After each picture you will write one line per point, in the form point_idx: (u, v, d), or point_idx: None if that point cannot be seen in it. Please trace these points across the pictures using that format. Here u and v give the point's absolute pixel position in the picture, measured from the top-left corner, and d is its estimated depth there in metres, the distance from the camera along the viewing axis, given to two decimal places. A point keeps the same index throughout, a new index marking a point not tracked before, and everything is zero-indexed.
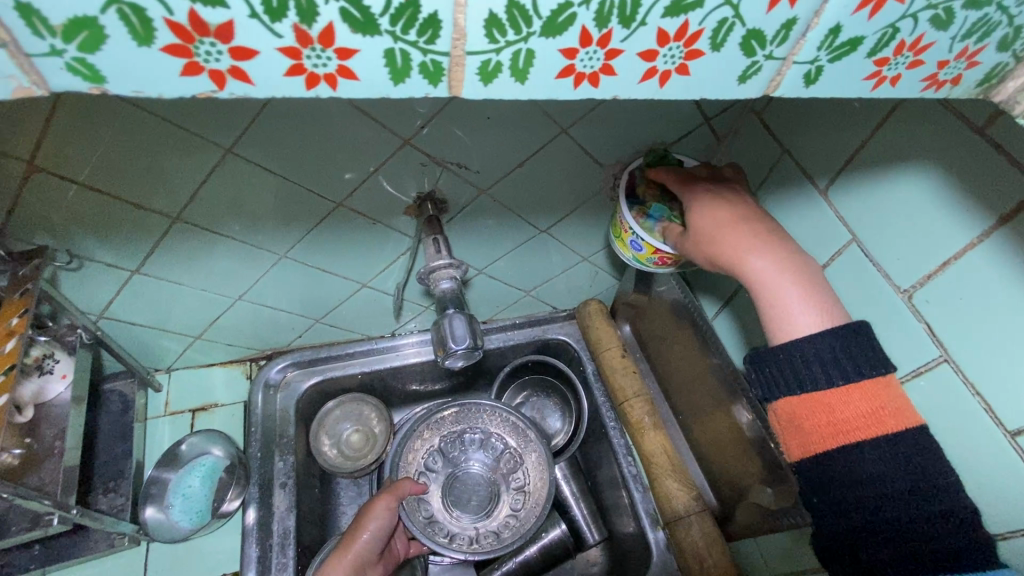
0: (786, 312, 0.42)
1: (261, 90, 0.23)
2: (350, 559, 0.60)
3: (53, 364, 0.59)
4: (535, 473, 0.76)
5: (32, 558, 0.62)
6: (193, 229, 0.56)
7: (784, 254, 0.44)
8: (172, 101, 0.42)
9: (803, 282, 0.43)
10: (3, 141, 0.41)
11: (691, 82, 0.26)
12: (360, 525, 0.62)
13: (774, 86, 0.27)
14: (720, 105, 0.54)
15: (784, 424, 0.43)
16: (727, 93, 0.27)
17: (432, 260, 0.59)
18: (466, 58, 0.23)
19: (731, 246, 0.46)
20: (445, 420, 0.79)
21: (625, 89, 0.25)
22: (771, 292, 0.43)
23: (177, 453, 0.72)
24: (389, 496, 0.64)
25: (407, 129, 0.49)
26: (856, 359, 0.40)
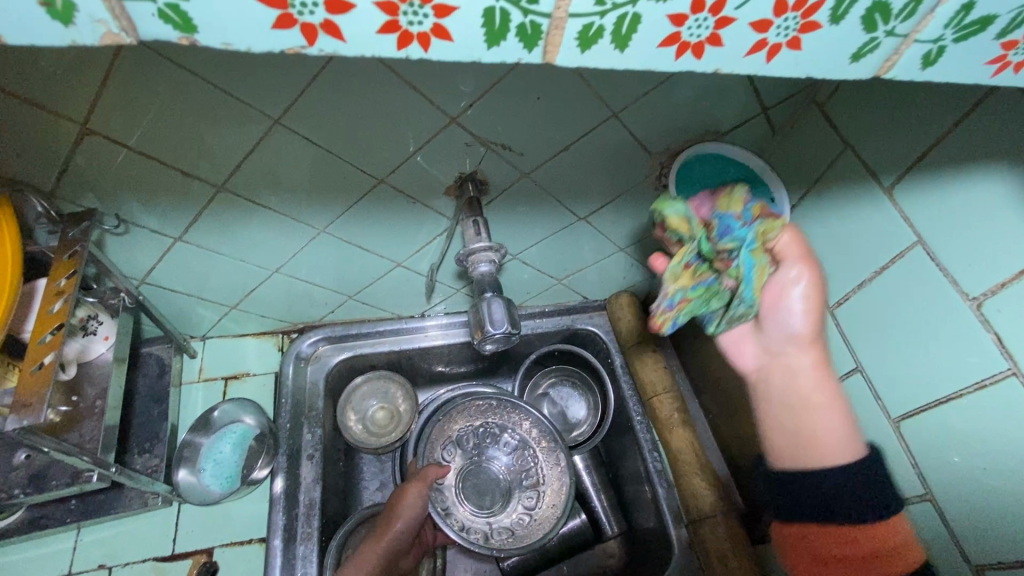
0: (821, 432, 0.47)
1: (352, 47, 0.23)
2: (382, 546, 0.61)
3: (96, 326, 0.59)
4: (554, 474, 0.75)
5: (70, 511, 0.64)
6: (236, 199, 0.56)
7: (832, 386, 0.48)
8: (225, 67, 0.41)
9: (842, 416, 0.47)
10: (61, 100, 0.42)
11: (799, 58, 0.24)
12: (394, 513, 0.63)
13: (888, 66, 0.25)
14: (779, 96, 0.53)
15: (790, 541, 0.49)
16: (835, 71, 0.25)
17: (471, 242, 0.58)
18: (568, 21, 0.22)
19: (807, 311, 0.46)
20: (467, 412, 0.78)
21: (727, 62, 0.24)
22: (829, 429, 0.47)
23: (209, 419, 0.73)
24: (420, 483, 0.65)
25: (454, 107, 0.49)
26: (872, 495, 0.45)
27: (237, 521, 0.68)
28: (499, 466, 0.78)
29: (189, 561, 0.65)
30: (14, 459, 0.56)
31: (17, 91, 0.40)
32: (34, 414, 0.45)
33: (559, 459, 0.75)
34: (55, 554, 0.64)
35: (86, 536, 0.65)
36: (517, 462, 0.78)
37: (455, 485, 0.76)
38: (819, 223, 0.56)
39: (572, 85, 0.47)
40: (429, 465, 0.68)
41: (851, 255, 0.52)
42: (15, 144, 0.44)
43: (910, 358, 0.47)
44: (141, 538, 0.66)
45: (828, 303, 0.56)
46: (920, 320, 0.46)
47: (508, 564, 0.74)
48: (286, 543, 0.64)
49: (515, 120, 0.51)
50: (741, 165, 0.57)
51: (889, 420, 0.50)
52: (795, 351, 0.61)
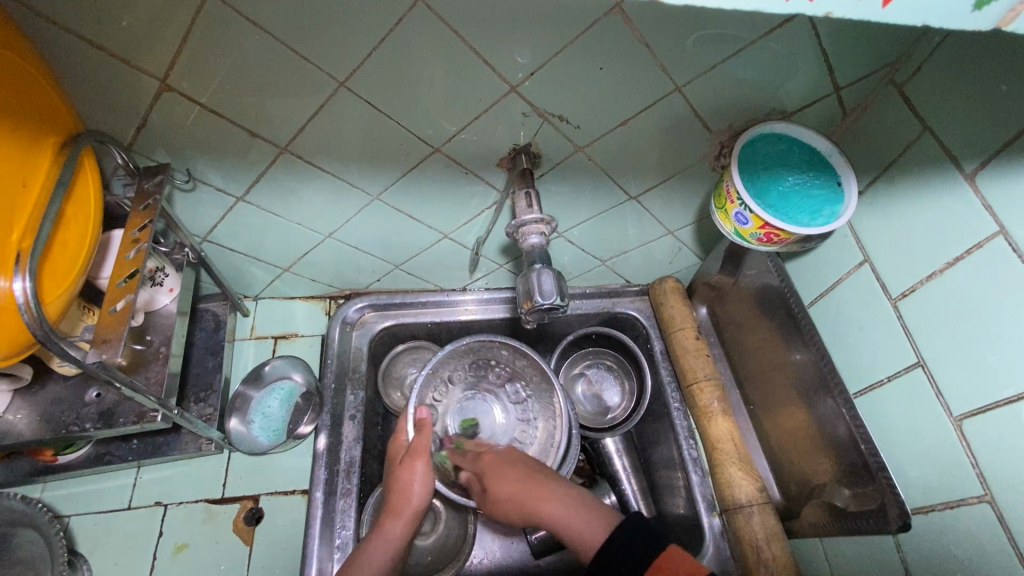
0: (571, 519, 0.54)
1: None
2: (404, 522, 0.59)
3: (164, 277, 0.63)
4: (546, 414, 0.72)
5: (131, 451, 0.68)
6: (297, 161, 0.57)
7: (557, 489, 0.57)
8: (297, 25, 0.42)
9: (557, 496, 0.56)
10: (143, 55, 0.44)
11: (922, 4, 0.21)
12: (407, 491, 0.60)
13: (1012, 19, 0.22)
14: (854, 76, 0.51)
15: None
16: (952, 21, 0.22)
17: (523, 214, 0.59)
18: None
19: (512, 468, 0.59)
20: (459, 354, 0.74)
21: (841, 4, 0.22)
22: (568, 513, 0.54)
23: (261, 372, 0.76)
24: (423, 458, 0.62)
25: (513, 76, 0.48)
26: (641, 545, 0.48)
27: (283, 472, 0.71)
28: (501, 404, 0.77)
29: (237, 505, 0.69)
30: (85, 396, 0.60)
31: (103, 44, 0.42)
32: (111, 350, 0.49)
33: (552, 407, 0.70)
34: (117, 488, 0.68)
35: (146, 474, 0.69)
36: (518, 401, 0.76)
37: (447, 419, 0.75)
38: (888, 211, 0.54)
39: (637, 55, 0.47)
40: (418, 432, 0.63)
41: (922, 246, 0.50)
42: (100, 95, 0.47)
43: (982, 354, 0.45)
44: (194, 480, 0.70)
45: (891, 294, 0.53)
46: (997, 312, 0.44)
47: (534, 537, 0.72)
48: (327, 496, 0.66)
49: (574, 92, 0.50)
50: (807, 146, 0.55)
51: (950, 417, 0.48)
52: (851, 344, 0.59)
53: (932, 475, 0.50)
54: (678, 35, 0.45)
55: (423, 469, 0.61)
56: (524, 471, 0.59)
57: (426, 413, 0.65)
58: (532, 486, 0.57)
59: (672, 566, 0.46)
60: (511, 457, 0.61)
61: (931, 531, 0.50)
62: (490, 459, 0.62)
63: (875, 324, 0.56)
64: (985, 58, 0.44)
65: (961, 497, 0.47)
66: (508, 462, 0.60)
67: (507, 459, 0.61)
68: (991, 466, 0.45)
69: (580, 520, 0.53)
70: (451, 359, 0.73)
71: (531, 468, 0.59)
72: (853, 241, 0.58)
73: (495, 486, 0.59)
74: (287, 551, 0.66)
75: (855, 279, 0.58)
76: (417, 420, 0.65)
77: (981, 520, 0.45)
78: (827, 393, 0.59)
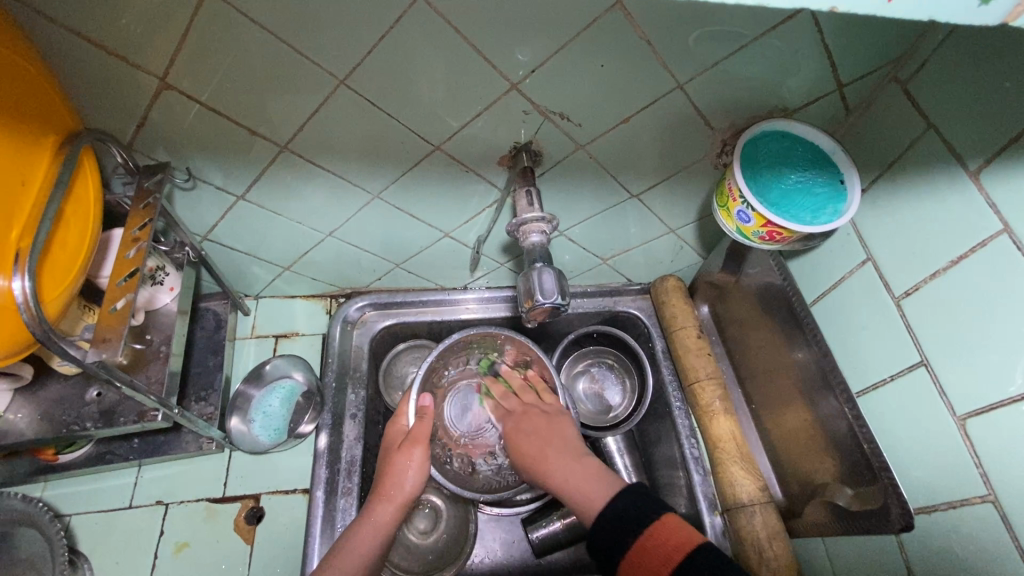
0: (579, 486, 0.54)
1: None
2: (395, 506, 0.59)
3: (164, 277, 0.63)
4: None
5: (132, 450, 0.68)
6: (297, 160, 0.57)
7: (576, 455, 0.57)
8: (297, 22, 0.42)
9: (574, 463, 0.56)
10: (141, 52, 0.43)
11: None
12: (401, 478, 0.61)
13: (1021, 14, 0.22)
14: (857, 73, 0.51)
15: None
16: (958, 16, 0.22)
17: (523, 213, 0.59)
18: None
19: (544, 433, 0.60)
20: (458, 347, 0.73)
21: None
22: (576, 481, 0.54)
23: (262, 372, 0.76)
24: (421, 445, 0.62)
25: (514, 74, 0.48)
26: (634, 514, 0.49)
27: (284, 471, 0.71)
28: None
29: (238, 504, 0.69)
30: (86, 396, 0.60)
31: (101, 41, 0.42)
32: (111, 350, 0.49)
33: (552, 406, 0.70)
34: (119, 488, 0.68)
35: (147, 473, 0.69)
36: None
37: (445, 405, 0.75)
38: (891, 209, 0.53)
39: (638, 52, 0.46)
40: (419, 420, 0.64)
41: (925, 245, 0.50)
42: (99, 93, 0.46)
43: (987, 354, 0.45)
44: (196, 479, 0.70)
45: (894, 293, 0.53)
46: (1000, 311, 0.44)
47: (536, 537, 0.72)
48: (328, 495, 0.66)
49: (576, 90, 0.50)
50: (810, 144, 0.55)
51: (954, 417, 0.47)
52: (853, 343, 0.58)
53: (935, 475, 0.50)
54: (680, 32, 0.45)
55: (421, 456, 0.62)
56: (550, 437, 0.60)
57: (428, 401, 0.67)
58: (549, 449, 0.58)
59: (665, 534, 0.47)
60: (541, 420, 0.63)
61: (934, 531, 0.49)
62: (523, 419, 0.64)
63: (877, 323, 0.55)
64: (989, 54, 0.43)
65: (965, 498, 0.46)
66: (537, 425, 0.62)
67: (544, 422, 0.62)
68: (995, 466, 0.44)
69: (586, 487, 0.54)
70: (451, 351, 0.73)
71: (560, 435, 0.60)
72: (855, 239, 0.57)
73: (525, 441, 0.61)
74: (288, 550, 0.66)
75: (858, 278, 0.57)
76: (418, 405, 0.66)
77: (984, 520, 0.45)
78: (829, 392, 0.58)
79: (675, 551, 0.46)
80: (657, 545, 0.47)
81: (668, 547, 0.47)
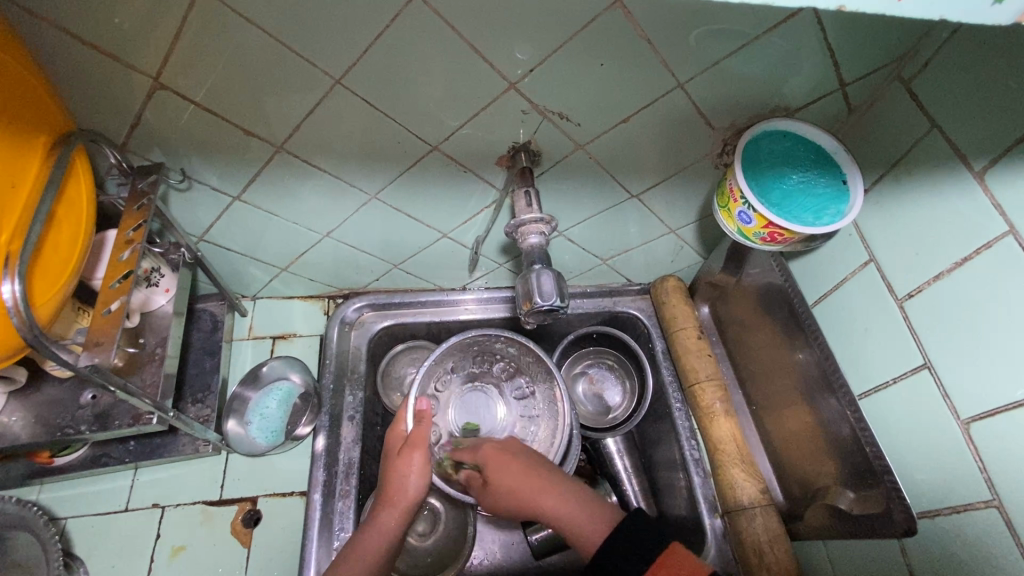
0: (574, 522, 0.53)
1: None
2: (398, 511, 0.59)
3: (159, 278, 0.62)
4: (547, 409, 0.72)
5: (129, 452, 0.68)
6: (293, 160, 0.56)
7: (559, 487, 0.56)
8: (291, 21, 0.41)
9: (560, 494, 0.55)
10: (134, 52, 0.43)
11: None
12: (403, 482, 0.60)
13: None
14: (860, 72, 0.50)
15: None
16: (970, 15, 0.22)
17: (522, 214, 0.58)
18: None
19: (517, 464, 0.58)
20: (461, 348, 0.74)
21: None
22: (568, 515, 0.53)
23: (259, 373, 0.76)
24: (421, 448, 0.61)
25: (513, 72, 0.47)
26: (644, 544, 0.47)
27: (281, 473, 0.71)
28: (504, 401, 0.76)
29: (234, 507, 0.68)
30: (81, 398, 0.60)
31: (92, 40, 0.41)
32: (104, 353, 0.48)
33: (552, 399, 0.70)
34: (114, 491, 0.68)
35: (143, 475, 0.69)
36: (521, 395, 0.75)
37: (450, 411, 0.74)
38: (894, 210, 0.53)
39: (638, 51, 0.46)
40: (418, 423, 0.63)
41: (928, 246, 0.49)
42: (92, 93, 0.46)
43: (991, 356, 0.44)
44: (192, 482, 0.69)
45: (897, 294, 0.53)
46: (1005, 313, 0.43)
47: (535, 538, 0.71)
48: (325, 498, 0.65)
49: (575, 89, 0.50)
50: (812, 144, 0.54)
51: (957, 420, 0.47)
52: (855, 344, 0.58)
53: (938, 478, 0.49)
54: (681, 30, 0.44)
55: (421, 460, 0.61)
56: (525, 467, 0.57)
57: (426, 405, 0.66)
58: (537, 479, 0.56)
59: (678, 563, 0.45)
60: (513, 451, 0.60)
61: (936, 534, 0.49)
62: (494, 451, 0.60)
63: (880, 325, 0.55)
64: (994, 53, 0.43)
65: (969, 502, 0.46)
66: (513, 455, 0.59)
67: (509, 455, 0.59)
68: (998, 470, 0.44)
69: (582, 520, 0.53)
70: (453, 352, 0.73)
71: (533, 466, 0.57)
72: (858, 240, 0.57)
73: (498, 480, 0.57)
74: (285, 553, 0.66)
75: (860, 279, 0.57)
76: (416, 411, 0.65)
77: (988, 524, 0.44)
78: (830, 394, 0.58)
79: None
80: (671, 574, 0.44)
81: None
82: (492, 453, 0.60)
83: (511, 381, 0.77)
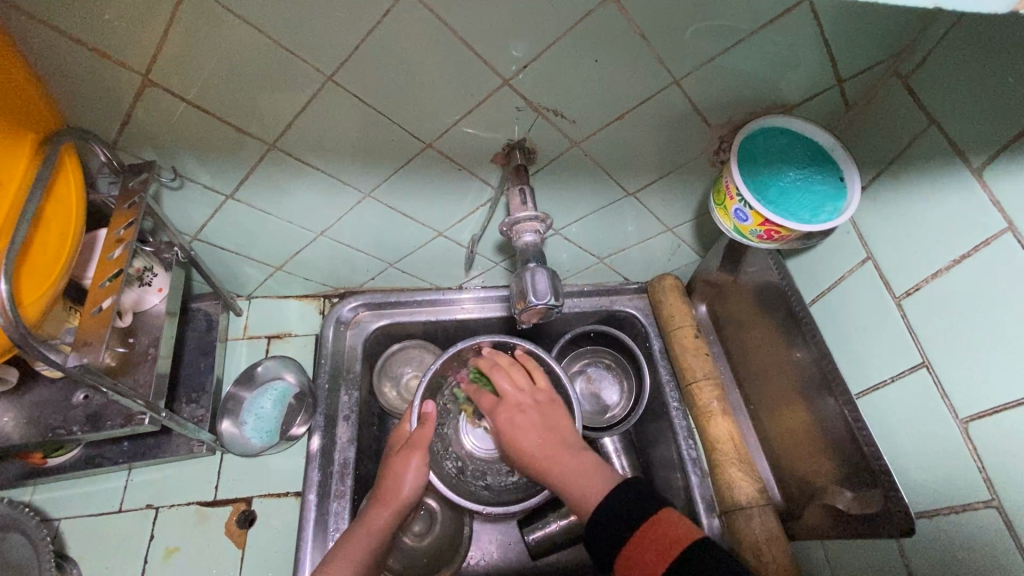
0: (578, 485, 0.55)
1: None
2: (390, 511, 0.59)
3: (152, 278, 0.62)
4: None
5: (122, 452, 0.68)
6: (286, 158, 0.56)
7: (575, 455, 0.59)
8: (281, 17, 0.41)
9: (573, 463, 0.58)
10: (124, 49, 0.42)
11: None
12: (398, 481, 0.60)
13: None
14: (858, 67, 0.50)
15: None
16: (972, 5, 0.21)
17: (517, 211, 0.57)
18: None
19: (538, 429, 0.62)
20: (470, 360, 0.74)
21: None
22: (575, 482, 0.56)
23: (253, 373, 0.75)
24: (419, 451, 0.62)
25: (506, 69, 0.47)
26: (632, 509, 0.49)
27: (277, 473, 0.70)
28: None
29: (229, 507, 0.68)
30: (73, 399, 0.59)
31: (81, 37, 0.41)
32: (93, 353, 0.48)
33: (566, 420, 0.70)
34: (108, 491, 0.68)
35: (137, 476, 0.69)
36: None
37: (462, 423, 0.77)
38: (892, 207, 0.52)
39: (633, 47, 0.45)
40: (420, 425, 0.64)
41: (926, 244, 0.49)
42: (82, 91, 0.45)
43: (990, 354, 0.44)
44: (187, 483, 0.69)
45: (895, 293, 0.52)
46: (1003, 311, 0.43)
47: (532, 538, 0.71)
48: (320, 498, 0.65)
49: (570, 85, 0.49)
50: (809, 141, 0.54)
51: (956, 419, 0.47)
52: (853, 343, 0.57)
53: (936, 478, 0.49)
54: (676, 25, 0.44)
55: (420, 461, 0.62)
56: (545, 432, 0.61)
57: (431, 407, 0.66)
58: (551, 445, 0.60)
59: (661, 528, 0.47)
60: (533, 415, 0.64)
61: (935, 534, 0.49)
62: (513, 414, 0.65)
63: (878, 323, 0.54)
64: (992, 48, 0.42)
65: (968, 502, 0.46)
66: (539, 418, 0.63)
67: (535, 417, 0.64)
68: (998, 470, 0.43)
69: (586, 486, 0.55)
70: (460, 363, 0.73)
71: (555, 432, 0.62)
72: (856, 238, 0.56)
73: (519, 437, 0.62)
74: (280, 554, 0.66)
75: (858, 277, 0.56)
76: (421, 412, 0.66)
77: (987, 524, 0.44)
78: (828, 393, 0.57)
79: (672, 546, 0.46)
80: (653, 538, 0.47)
81: (666, 541, 0.46)
82: (518, 408, 0.65)
83: None
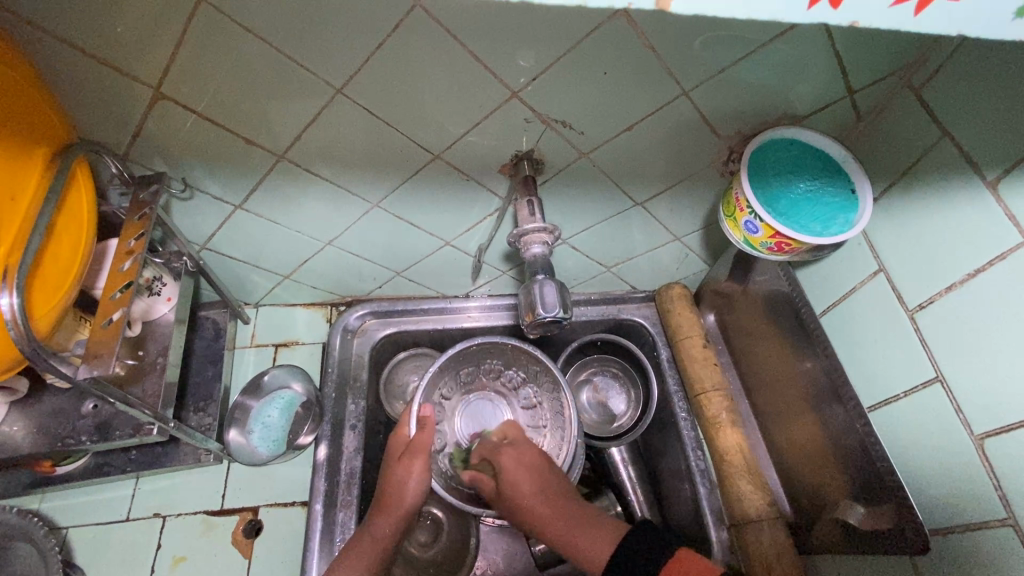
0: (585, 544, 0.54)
1: None
2: (395, 518, 0.59)
3: (161, 287, 0.62)
4: (553, 425, 0.72)
5: (131, 461, 0.68)
6: (295, 169, 0.56)
7: (580, 512, 0.57)
8: (290, 30, 0.41)
9: (582, 518, 0.57)
10: (136, 64, 0.43)
11: (959, 10, 0.21)
12: (402, 490, 0.60)
13: None
14: (869, 78, 0.49)
15: None
16: (992, 32, 0.22)
17: (524, 223, 0.58)
18: None
19: (535, 482, 0.60)
20: (466, 356, 0.73)
21: (869, 14, 0.21)
22: (579, 543, 0.55)
23: (260, 382, 0.75)
24: (422, 456, 0.61)
25: (515, 82, 0.47)
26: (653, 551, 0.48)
27: (283, 483, 0.70)
28: (512, 406, 0.77)
29: (236, 517, 0.68)
30: (82, 408, 0.60)
31: (93, 51, 0.41)
32: (103, 365, 0.48)
33: (559, 420, 0.70)
34: (116, 500, 0.68)
35: (144, 484, 0.69)
36: (529, 405, 0.76)
37: (456, 419, 0.75)
38: (904, 218, 0.52)
39: (643, 59, 0.45)
40: (420, 430, 0.63)
41: (940, 258, 0.48)
42: (91, 105, 0.45)
43: (1006, 368, 0.43)
44: (193, 491, 0.69)
45: (907, 305, 0.51)
46: (1016, 326, 0.42)
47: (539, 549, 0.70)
48: (327, 508, 0.65)
49: (577, 98, 0.49)
50: (821, 153, 0.54)
51: (971, 435, 0.46)
52: (864, 355, 0.57)
53: (950, 493, 0.48)
54: (685, 39, 0.44)
55: (421, 467, 0.61)
56: (539, 484, 0.60)
57: (429, 412, 0.65)
58: (549, 500, 0.59)
59: (683, 569, 0.46)
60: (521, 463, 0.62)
61: (950, 552, 0.48)
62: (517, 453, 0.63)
63: (889, 336, 0.54)
64: (1004, 62, 0.42)
65: (982, 520, 0.45)
66: (531, 467, 0.61)
67: (527, 467, 0.61)
68: (1014, 485, 0.43)
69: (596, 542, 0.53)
70: (459, 361, 0.72)
71: (547, 482, 0.60)
72: (866, 250, 0.56)
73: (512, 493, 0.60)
74: (287, 563, 0.66)
75: (868, 289, 0.56)
76: (418, 416, 0.65)
77: (1001, 542, 0.43)
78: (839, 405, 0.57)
79: None
80: None
81: None
82: (509, 462, 0.62)
83: (520, 388, 0.77)
